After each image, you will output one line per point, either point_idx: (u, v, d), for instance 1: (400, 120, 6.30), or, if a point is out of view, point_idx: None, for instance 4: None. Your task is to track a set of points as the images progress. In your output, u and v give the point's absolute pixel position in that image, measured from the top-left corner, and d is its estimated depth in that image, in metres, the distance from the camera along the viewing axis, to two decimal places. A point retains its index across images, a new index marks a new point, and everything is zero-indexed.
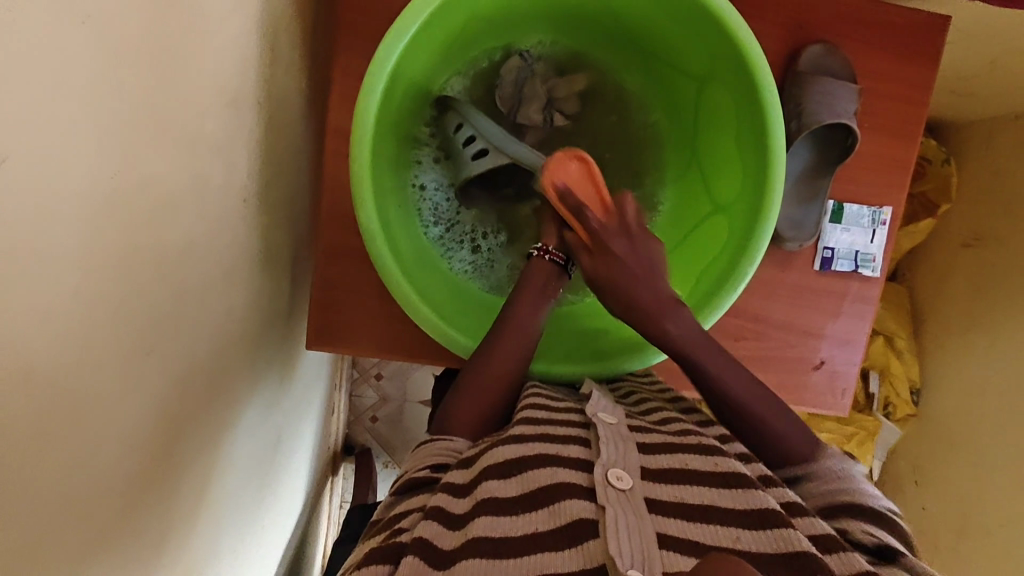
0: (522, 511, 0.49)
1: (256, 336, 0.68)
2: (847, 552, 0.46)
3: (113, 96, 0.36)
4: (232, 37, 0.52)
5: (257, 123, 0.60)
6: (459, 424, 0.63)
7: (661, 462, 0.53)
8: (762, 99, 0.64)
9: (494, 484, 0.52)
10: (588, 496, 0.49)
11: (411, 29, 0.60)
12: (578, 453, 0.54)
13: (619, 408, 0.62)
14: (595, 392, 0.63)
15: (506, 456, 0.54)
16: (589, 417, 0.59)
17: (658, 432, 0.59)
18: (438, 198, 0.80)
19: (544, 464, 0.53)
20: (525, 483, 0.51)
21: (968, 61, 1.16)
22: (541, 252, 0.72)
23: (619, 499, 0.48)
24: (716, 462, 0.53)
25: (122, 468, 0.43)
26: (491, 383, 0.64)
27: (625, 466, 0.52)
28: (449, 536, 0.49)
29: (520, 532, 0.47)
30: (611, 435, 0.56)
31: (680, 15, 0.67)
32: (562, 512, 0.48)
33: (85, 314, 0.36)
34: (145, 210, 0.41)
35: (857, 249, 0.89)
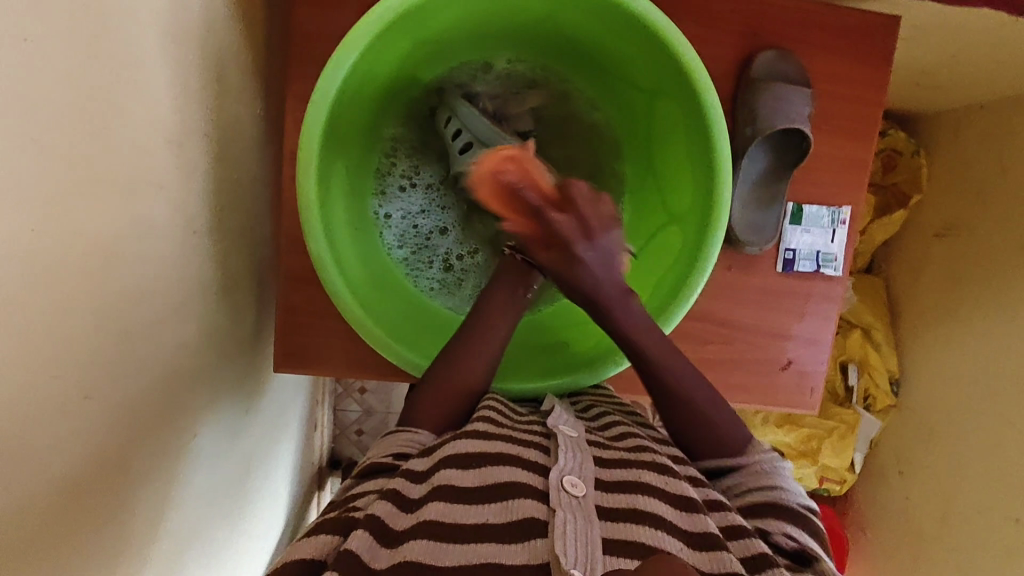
0: (472, 502, 0.50)
1: (216, 366, 0.69)
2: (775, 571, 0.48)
3: (29, 152, 0.36)
4: (170, 75, 0.52)
5: (204, 155, 0.60)
6: (426, 419, 0.63)
7: (615, 476, 0.54)
8: (706, 112, 0.65)
9: (452, 473, 0.52)
10: (541, 497, 0.50)
11: (352, 57, 0.61)
12: (536, 457, 0.55)
13: (580, 424, 0.63)
14: (557, 407, 0.64)
15: (467, 449, 0.55)
16: (551, 429, 0.60)
17: (616, 448, 0.59)
18: (405, 224, 0.81)
19: (504, 462, 0.53)
20: (483, 476, 0.52)
21: (929, 55, 1.16)
22: (513, 254, 0.72)
23: (570, 503, 0.49)
24: (667, 481, 0.54)
25: (64, 515, 0.43)
26: (450, 398, 0.64)
27: (580, 475, 0.52)
28: (400, 518, 0.49)
29: (469, 522, 0.48)
30: (570, 445, 0.56)
31: (619, 28, 0.67)
32: (514, 509, 0.48)
33: (13, 369, 0.36)
34: (73, 261, 0.41)
35: (819, 250, 0.90)
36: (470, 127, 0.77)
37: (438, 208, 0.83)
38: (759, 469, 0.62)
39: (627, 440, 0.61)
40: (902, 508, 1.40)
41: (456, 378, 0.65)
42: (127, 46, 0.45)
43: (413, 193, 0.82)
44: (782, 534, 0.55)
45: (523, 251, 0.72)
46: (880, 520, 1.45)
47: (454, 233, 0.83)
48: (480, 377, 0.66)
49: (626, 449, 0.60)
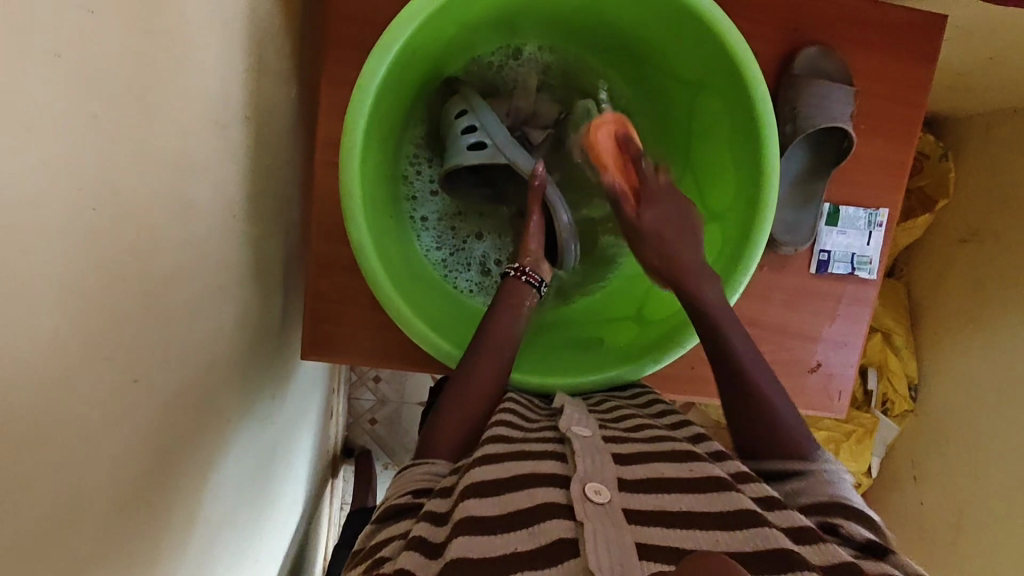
0: (500, 531, 0.47)
1: (247, 351, 0.68)
2: (825, 544, 0.47)
3: (91, 128, 0.35)
4: (217, 54, 0.51)
5: (244, 138, 0.59)
6: (440, 450, 0.62)
7: (637, 472, 0.53)
8: (756, 107, 0.63)
9: (471, 502, 0.50)
10: (567, 514, 0.48)
11: (398, 42, 0.60)
12: (553, 469, 0.53)
13: (593, 421, 0.61)
14: (567, 407, 0.63)
15: (482, 477, 0.52)
16: (564, 432, 0.58)
17: (633, 442, 0.58)
18: (439, 228, 0.80)
19: (523, 485, 0.51)
20: (505, 504, 0.49)
21: (965, 57, 1.14)
22: (518, 272, 0.72)
23: (598, 513, 0.47)
24: (691, 470, 0.53)
25: (110, 498, 0.42)
26: (469, 402, 0.64)
27: (603, 479, 0.51)
28: (431, 564, 0.47)
29: (501, 552, 0.45)
30: (587, 449, 0.55)
31: (668, 21, 0.66)
32: (543, 532, 0.46)
33: (68, 353, 0.36)
34: (126, 241, 0.40)
35: (853, 252, 0.89)
36: (486, 127, 0.75)
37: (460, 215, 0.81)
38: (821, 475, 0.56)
39: (644, 433, 0.60)
40: (917, 514, 1.39)
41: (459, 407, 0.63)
42: (179, 22, 0.44)
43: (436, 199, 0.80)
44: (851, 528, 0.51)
45: (534, 273, 0.73)
46: (895, 526, 1.44)
47: (489, 235, 0.82)
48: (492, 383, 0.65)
49: (643, 441, 0.58)
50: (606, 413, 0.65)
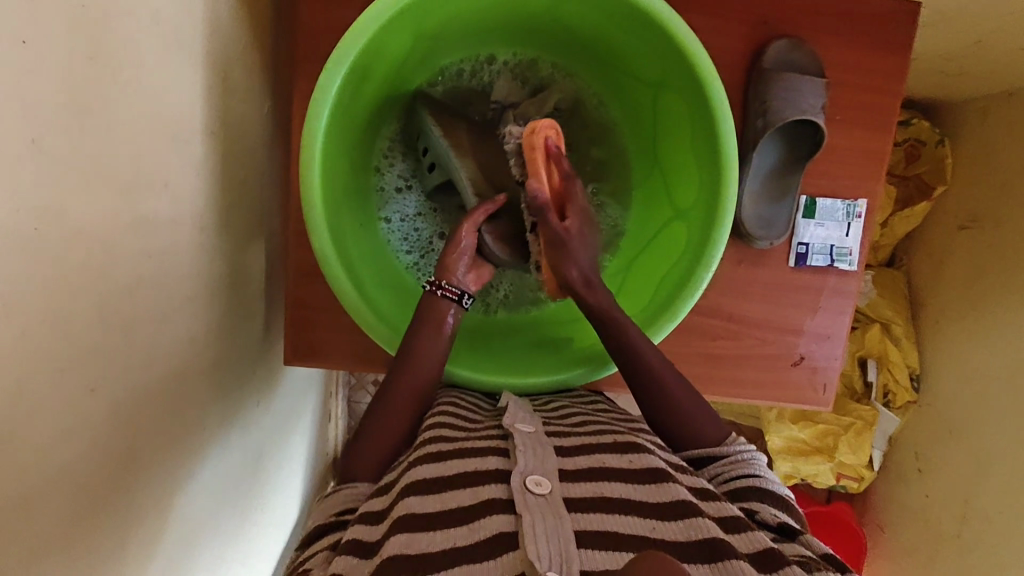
0: (439, 526, 0.47)
1: (223, 359, 0.70)
2: (752, 531, 0.48)
3: (32, 151, 0.37)
4: (173, 73, 0.52)
5: (210, 152, 0.61)
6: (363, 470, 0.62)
7: (579, 464, 0.53)
8: (711, 104, 0.64)
9: (412, 500, 0.50)
10: (507, 508, 0.48)
11: (353, 54, 0.61)
12: (494, 464, 0.54)
13: (536, 417, 0.62)
14: (511, 404, 0.63)
15: (424, 475, 0.53)
16: (507, 428, 0.59)
17: (576, 435, 0.59)
18: (408, 227, 0.80)
19: (463, 482, 0.52)
20: (445, 500, 0.50)
21: (952, 42, 1.13)
22: (433, 287, 0.69)
23: (538, 504, 0.47)
24: (630, 460, 0.54)
25: (70, 502, 0.44)
26: (395, 414, 0.64)
27: (543, 472, 0.51)
28: (364, 564, 0.48)
29: (438, 547, 0.45)
30: (528, 442, 0.55)
31: (623, 22, 0.67)
32: (480, 529, 0.47)
33: (15, 366, 0.37)
34: (77, 257, 0.42)
35: (832, 244, 0.88)
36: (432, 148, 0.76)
37: (433, 211, 0.81)
38: (740, 458, 0.62)
39: (590, 427, 0.61)
40: (921, 506, 1.38)
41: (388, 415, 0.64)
42: (127, 46, 0.46)
43: (409, 195, 0.80)
44: (766, 513, 0.55)
45: (452, 285, 0.69)
46: (900, 518, 1.43)
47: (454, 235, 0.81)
48: (428, 378, 0.65)
49: (585, 434, 0.59)
50: (552, 411, 0.66)
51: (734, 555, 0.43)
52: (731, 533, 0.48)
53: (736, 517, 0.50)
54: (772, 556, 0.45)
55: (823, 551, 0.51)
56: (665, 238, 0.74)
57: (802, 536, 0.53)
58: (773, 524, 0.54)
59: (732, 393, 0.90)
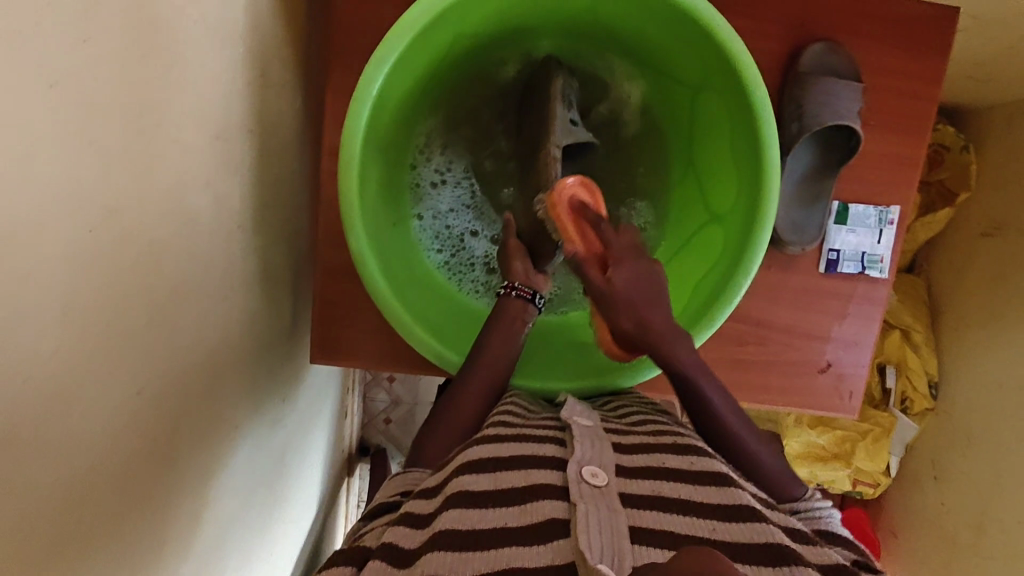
0: (490, 505, 0.47)
1: (255, 356, 0.69)
2: (820, 546, 0.48)
3: (90, 150, 0.36)
4: (218, 69, 0.52)
5: (249, 149, 0.60)
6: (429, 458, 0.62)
7: (637, 462, 0.53)
8: (755, 108, 0.63)
9: (465, 478, 0.50)
10: (562, 495, 0.48)
11: (394, 52, 0.60)
12: (552, 453, 0.53)
13: (596, 413, 0.62)
14: (569, 399, 0.63)
15: (478, 454, 0.53)
16: (565, 420, 0.58)
17: (635, 435, 0.58)
18: (439, 226, 0.80)
19: (518, 465, 0.51)
20: (500, 480, 0.50)
21: (983, 48, 1.11)
22: (507, 289, 0.71)
23: (592, 495, 0.47)
24: (691, 461, 0.53)
25: (116, 501, 0.44)
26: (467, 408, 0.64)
27: (600, 463, 0.51)
28: (415, 536, 0.47)
29: (488, 524, 0.45)
30: (586, 435, 0.55)
31: (667, 24, 0.66)
32: (533, 511, 0.46)
33: (69, 367, 0.37)
34: (129, 258, 0.41)
35: (863, 251, 0.87)
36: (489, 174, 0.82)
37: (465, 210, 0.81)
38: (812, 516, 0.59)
39: (647, 426, 0.60)
40: (936, 513, 1.37)
41: (461, 408, 0.64)
42: (178, 43, 0.45)
43: (442, 193, 0.80)
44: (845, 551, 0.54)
45: (524, 285, 0.72)
46: (915, 526, 1.42)
47: (487, 234, 0.82)
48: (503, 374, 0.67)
49: (646, 434, 0.58)
50: (611, 411, 0.65)
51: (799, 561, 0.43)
52: (799, 543, 0.49)
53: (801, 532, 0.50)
54: (847, 571, 0.45)
55: None
56: (703, 241, 0.73)
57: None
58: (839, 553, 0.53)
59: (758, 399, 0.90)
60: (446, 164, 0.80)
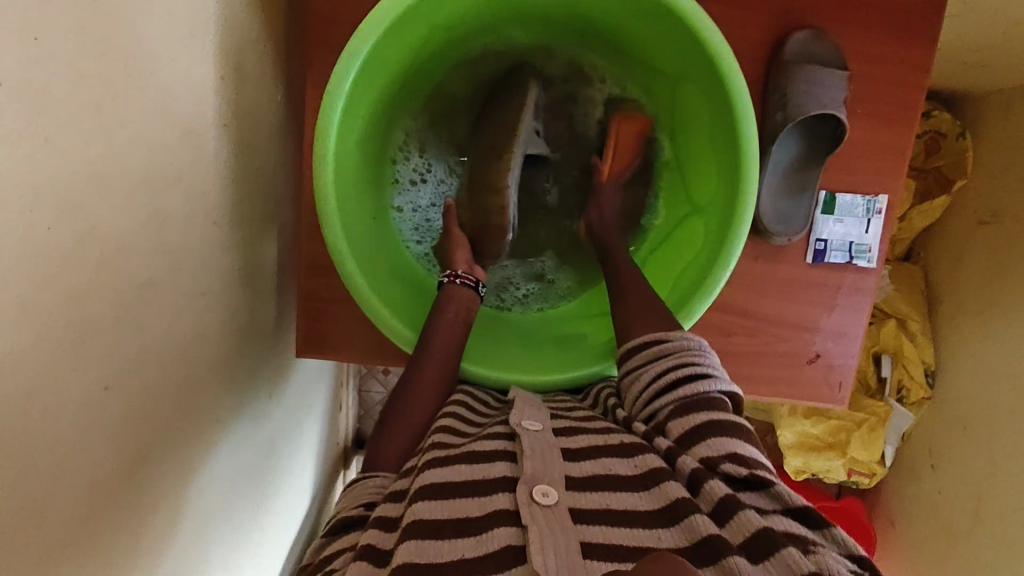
0: (448, 537, 0.45)
1: (236, 352, 0.70)
2: (744, 515, 0.46)
3: (44, 150, 0.36)
4: (185, 66, 0.52)
5: (222, 145, 0.60)
6: (384, 461, 0.61)
7: (585, 471, 0.51)
8: (733, 98, 0.62)
9: (420, 506, 0.48)
10: (514, 520, 0.46)
11: (366, 45, 0.60)
12: (501, 471, 0.51)
13: (544, 413, 0.60)
14: (518, 399, 0.63)
15: (433, 478, 0.51)
16: (514, 427, 0.56)
17: (584, 434, 0.57)
18: (419, 215, 0.80)
19: (471, 489, 0.49)
20: (454, 507, 0.48)
21: (978, 33, 1.10)
22: (452, 277, 0.72)
23: (544, 517, 0.45)
24: (636, 465, 0.52)
25: (86, 501, 0.44)
26: (424, 398, 0.64)
27: (550, 480, 0.49)
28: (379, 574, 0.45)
29: (446, 559, 0.44)
30: (535, 446, 0.53)
31: (643, 14, 0.65)
32: (490, 539, 0.45)
33: (29, 367, 0.37)
34: (92, 257, 0.41)
35: (851, 241, 0.86)
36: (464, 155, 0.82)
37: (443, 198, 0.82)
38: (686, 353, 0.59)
39: (596, 422, 0.60)
40: (932, 502, 1.36)
41: (414, 403, 0.64)
42: (140, 40, 0.45)
43: (423, 183, 0.81)
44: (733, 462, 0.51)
45: (467, 274, 0.73)
46: (911, 515, 1.41)
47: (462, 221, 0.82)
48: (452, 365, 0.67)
49: (593, 432, 0.57)
50: (561, 403, 0.65)
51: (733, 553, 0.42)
52: (722, 525, 0.46)
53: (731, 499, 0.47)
54: (766, 541, 0.44)
55: (799, 503, 0.48)
56: (684, 233, 0.72)
57: (772, 487, 0.49)
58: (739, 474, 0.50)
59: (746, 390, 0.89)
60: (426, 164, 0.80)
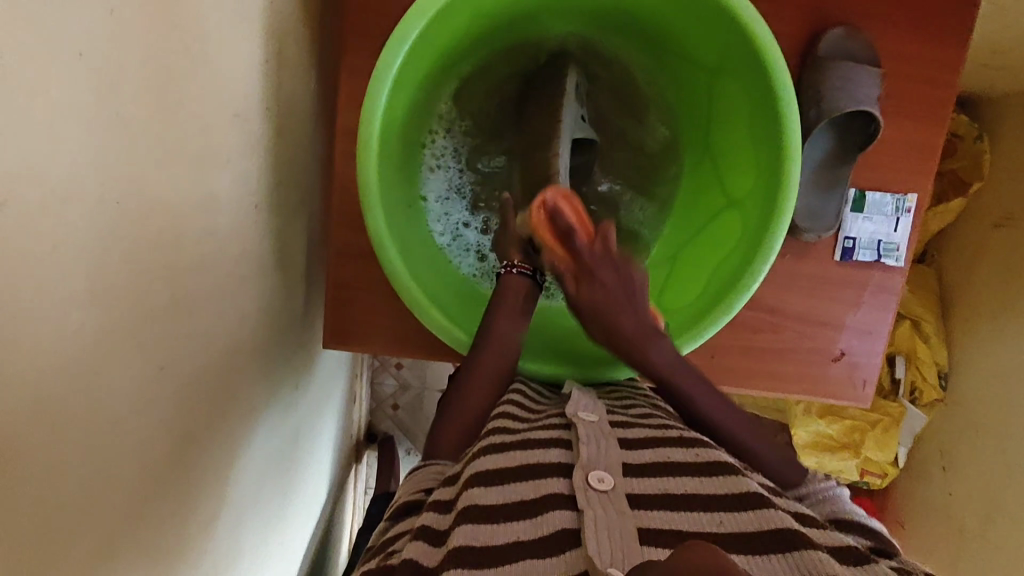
0: (504, 519, 0.45)
1: (270, 340, 0.69)
2: (829, 530, 0.47)
3: (115, 125, 0.36)
4: (236, 47, 0.51)
5: (264, 130, 0.60)
6: (444, 450, 0.62)
7: (643, 459, 0.52)
8: (777, 91, 0.62)
9: (476, 491, 0.48)
10: (569, 504, 0.46)
11: (413, 31, 0.60)
12: (558, 458, 0.52)
13: (600, 406, 0.61)
14: (576, 392, 0.62)
15: (487, 464, 0.51)
16: (570, 418, 0.57)
17: (640, 428, 0.57)
18: (444, 209, 0.79)
19: (527, 474, 0.50)
20: (509, 492, 0.48)
21: (1000, 35, 1.10)
22: (508, 268, 0.71)
23: (600, 501, 0.45)
24: (696, 453, 0.52)
25: (137, 480, 0.44)
26: (478, 388, 0.65)
27: (606, 467, 0.49)
28: (434, 554, 0.45)
29: (502, 541, 0.44)
30: (592, 435, 0.54)
31: (687, 6, 0.66)
32: (545, 523, 0.45)
33: (93, 343, 0.37)
34: (152, 234, 0.41)
35: (879, 239, 0.86)
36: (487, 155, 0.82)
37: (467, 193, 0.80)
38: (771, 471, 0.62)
39: (651, 419, 0.60)
40: (944, 503, 1.37)
41: (472, 390, 0.65)
42: (200, 19, 0.44)
43: (451, 174, 0.79)
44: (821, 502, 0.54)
45: (524, 262, 0.72)
46: (922, 516, 1.42)
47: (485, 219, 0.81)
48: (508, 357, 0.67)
49: (650, 427, 0.58)
50: (614, 400, 0.65)
51: (808, 546, 0.41)
52: (806, 526, 0.47)
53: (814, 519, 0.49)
54: (855, 550, 0.44)
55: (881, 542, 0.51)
56: (719, 229, 0.72)
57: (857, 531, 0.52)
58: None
59: (771, 388, 0.89)
60: (445, 147, 0.78)
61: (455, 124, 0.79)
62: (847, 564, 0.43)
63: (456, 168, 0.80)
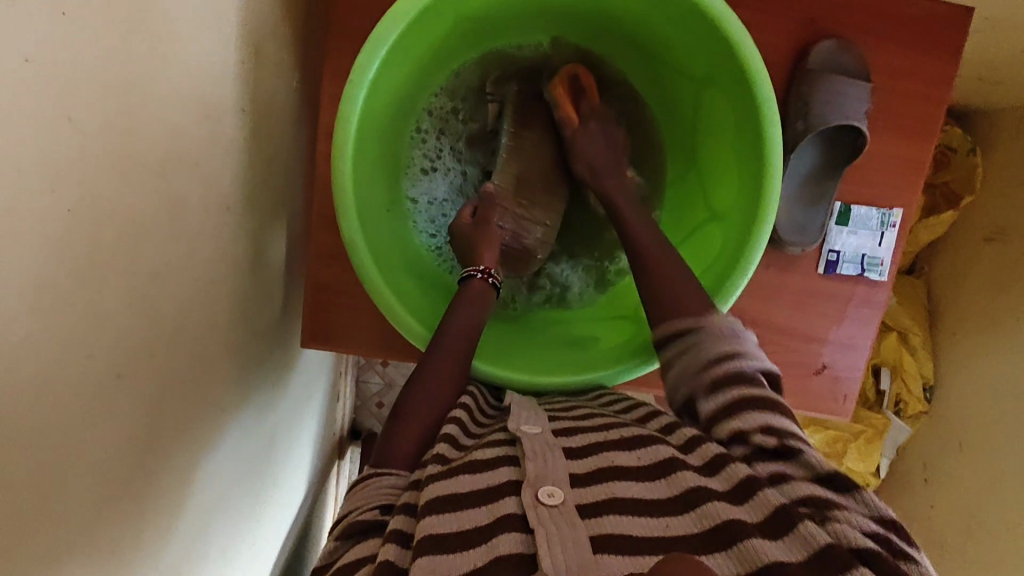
0: (459, 549, 0.45)
1: (243, 343, 0.68)
2: (760, 494, 0.46)
3: (68, 130, 0.35)
4: (207, 48, 0.50)
5: (239, 130, 0.59)
6: (397, 459, 0.59)
7: (586, 465, 0.52)
8: (759, 104, 0.62)
9: (433, 519, 0.47)
10: (523, 526, 0.46)
11: (394, 32, 0.59)
12: (506, 476, 0.51)
13: (540, 415, 0.60)
14: (516, 403, 0.62)
15: (444, 488, 0.50)
16: (514, 432, 0.56)
17: (583, 431, 0.57)
18: (435, 211, 0.78)
19: (479, 497, 0.49)
20: (463, 519, 0.47)
21: (994, 50, 1.09)
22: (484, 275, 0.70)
23: (551, 517, 0.45)
24: (638, 456, 0.52)
25: (92, 488, 0.43)
26: (440, 394, 0.63)
27: (555, 481, 0.49)
28: None
29: (461, 572, 0.43)
30: (536, 446, 0.53)
31: (672, 15, 0.65)
32: (498, 546, 0.44)
33: (42, 353, 0.36)
34: (109, 241, 0.40)
35: (864, 253, 0.86)
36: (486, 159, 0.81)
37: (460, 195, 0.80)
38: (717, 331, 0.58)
39: (593, 420, 0.60)
40: (925, 516, 1.37)
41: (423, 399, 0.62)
42: (166, 20, 0.44)
43: (438, 177, 0.78)
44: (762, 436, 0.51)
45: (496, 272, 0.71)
46: (903, 527, 1.42)
47: None
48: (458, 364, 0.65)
49: (594, 428, 0.58)
50: (556, 403, 0.65)
51: (750, 539, 0.43)
52: (740, 503, 0.47)
53: (751, 481, 0.48)
54: (783, 518, 0.44)
55: (822, 468, 0.49)
56: (701, 240, 0.72)
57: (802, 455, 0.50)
58: (770, 445, 0.51)
59: None
60: (437, 144, 0.78)
61: (449, 125, 0.78)
62: (778, 539, 0.43)
63: (450, 168, 0.79)
